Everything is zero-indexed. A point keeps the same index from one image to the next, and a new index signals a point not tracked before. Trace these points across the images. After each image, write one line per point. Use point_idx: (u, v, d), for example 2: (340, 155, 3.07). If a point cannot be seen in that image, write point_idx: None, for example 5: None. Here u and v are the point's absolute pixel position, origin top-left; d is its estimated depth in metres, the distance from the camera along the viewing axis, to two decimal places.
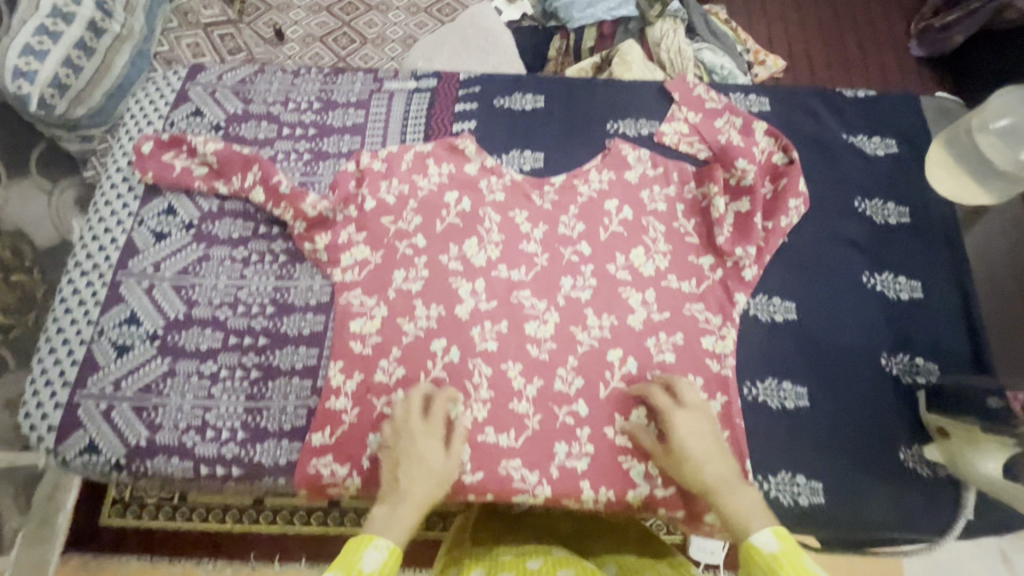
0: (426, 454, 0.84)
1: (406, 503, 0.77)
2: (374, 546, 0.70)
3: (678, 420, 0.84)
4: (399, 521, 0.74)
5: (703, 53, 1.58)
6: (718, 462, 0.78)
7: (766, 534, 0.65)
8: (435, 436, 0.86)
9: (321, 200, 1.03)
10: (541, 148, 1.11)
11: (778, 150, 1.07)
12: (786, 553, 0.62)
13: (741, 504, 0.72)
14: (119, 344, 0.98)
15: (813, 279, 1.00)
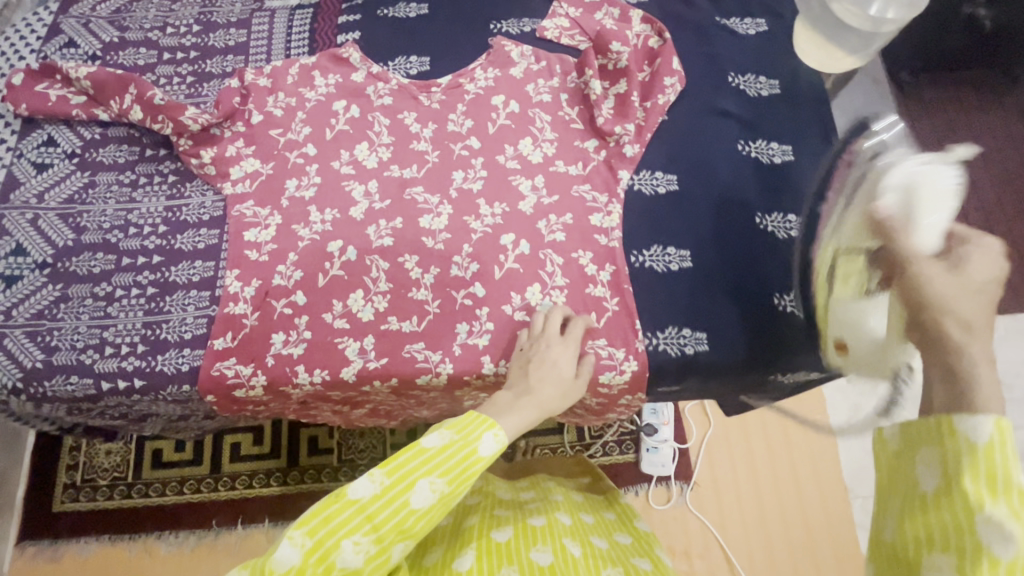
0: (560, 363, 0.85)
1: (531, 405, 0.78)
2: (493, 431, 0.72)
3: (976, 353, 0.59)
4: (519, 412, 0.76)
5: None
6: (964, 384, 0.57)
7: (985, 422, 0.53)
8: (569, 344, 0.88)
9: (203, 114, 1.01)
10: (427, 52, 1.12)
11: (654, 34, 1.10)
12: (1003, 450, 0.52)
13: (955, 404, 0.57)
14: (6, 276, 0.96)
15: (693, 152, 1.05)
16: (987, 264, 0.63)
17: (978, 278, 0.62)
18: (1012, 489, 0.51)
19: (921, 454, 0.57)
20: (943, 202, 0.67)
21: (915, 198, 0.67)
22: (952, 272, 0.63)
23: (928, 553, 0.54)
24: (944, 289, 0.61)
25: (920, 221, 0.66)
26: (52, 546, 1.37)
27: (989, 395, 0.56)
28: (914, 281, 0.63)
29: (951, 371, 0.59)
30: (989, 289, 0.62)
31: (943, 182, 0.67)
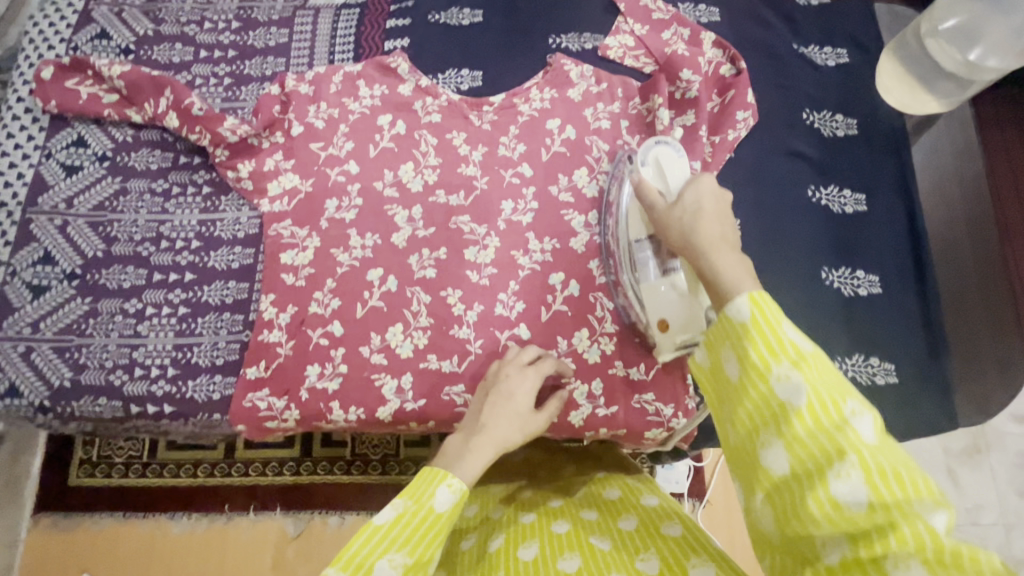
0: (517, 395, 0.79)
1: (490, 443, 0.73)
2: (447, 483, 0.67)
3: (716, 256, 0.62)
4: (472, 457, 0.71)
5: None
6: (727, 232, 0.66)
7: (739, 301, 0.55)
8: (527, 373, 0.82)
9: (242, 125, 0.96)
10: (479, 65, 1.05)
11: (726, 61, 1.02)
12: (763, 314, 0.53)
13: (732, 269, 0.60)
14: (35, 285, 0.92)
15: (760, 194, 0.99)
16: (710, 189, 0.70)
17: (704, 200, 0.69)
18: (786, 345, 0.52)
19: (721, 357, 0.57)
20: (685, 173, 0.81)
21: (660, 166, 0.82)
22: (671, 207, 0.72)
23: (767, 451, 0.52)
24: (671, 219, 0.70)
25: (671, 180, 0.80)
26: (67, 519, 1.32)
27: (737, 276, 0.59)
28: (659, 218, 0.73)
29: (698, 249, 0.64)
30: (712, 207, 0.68)
31: (675, 171, 0.81)
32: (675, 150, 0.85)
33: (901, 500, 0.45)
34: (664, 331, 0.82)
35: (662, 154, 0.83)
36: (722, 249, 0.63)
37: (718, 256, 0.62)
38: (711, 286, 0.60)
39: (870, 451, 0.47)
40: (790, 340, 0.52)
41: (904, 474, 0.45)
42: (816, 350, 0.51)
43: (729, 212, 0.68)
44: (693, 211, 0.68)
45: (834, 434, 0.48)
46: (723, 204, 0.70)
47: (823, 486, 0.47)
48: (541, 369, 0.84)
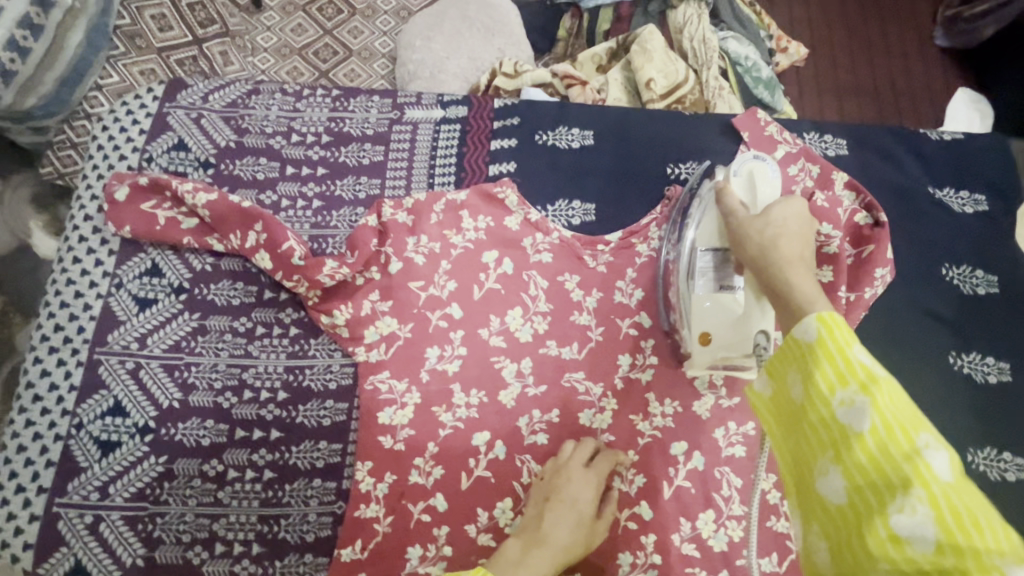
0: (578, 498, 0.77)
1: (546, 557, 0.71)
2: None
3: (783, 245, 0.67)
4: (527, 572, 0.68)
5: (729, 42, 1.57)
6: (802, 247, 0.68)
7: (807, 322, 0.53)
8: (593, 476, 0.80)
9: (341, 267, 0.86)
10: (591, 195, 0.96)
11: (861, 207, 0.94)
12: (830, 334, 0.51)
13: (803, 287, 0.61)
14: (103, 441, 0.83)
15: (895, 360, 0.91)
16: (796, 210, 0.73)
17: (789, 221, 0.71)
18: (856, 367, 0.49)
19: (785, 371, 0.55)
20: (774, 195, 0.80)
21: (753, 179, 0.80)
22: (755, 216, 0.73)
23: (822, 478, 0.51)
24: (754, 225, 0.72)
25: (759, 201, 0.79)
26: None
27: (809, 293, 0.60)
28: (739, 224, 0.74)
29: (770, 261, 0.66)
30: (792, 225, 0.70)
31: (766, 191, 0.80)
32: (771, 169, 0.82)
33: (984, 547, 0.40)
34: (704, 344, 0.81)
35: (757, 169, 0.81)
36: (795, 264, 0.65)
37: (793, 273, 0.63)
38: (784, 302, 0.61)
39: (943, 490, 0.43)
40: (861, 364, 0.49)
41: (985, 519, 0.41)
42: (889, 376, 0.48)
43: (805, 229, 0.71)
44: (770, 223, 0.71)
45: (900, 464, 0.45)
46: (806, 226, 0.72)
47: (882, 518, 0.45)
48: (599, 470, 0.81)
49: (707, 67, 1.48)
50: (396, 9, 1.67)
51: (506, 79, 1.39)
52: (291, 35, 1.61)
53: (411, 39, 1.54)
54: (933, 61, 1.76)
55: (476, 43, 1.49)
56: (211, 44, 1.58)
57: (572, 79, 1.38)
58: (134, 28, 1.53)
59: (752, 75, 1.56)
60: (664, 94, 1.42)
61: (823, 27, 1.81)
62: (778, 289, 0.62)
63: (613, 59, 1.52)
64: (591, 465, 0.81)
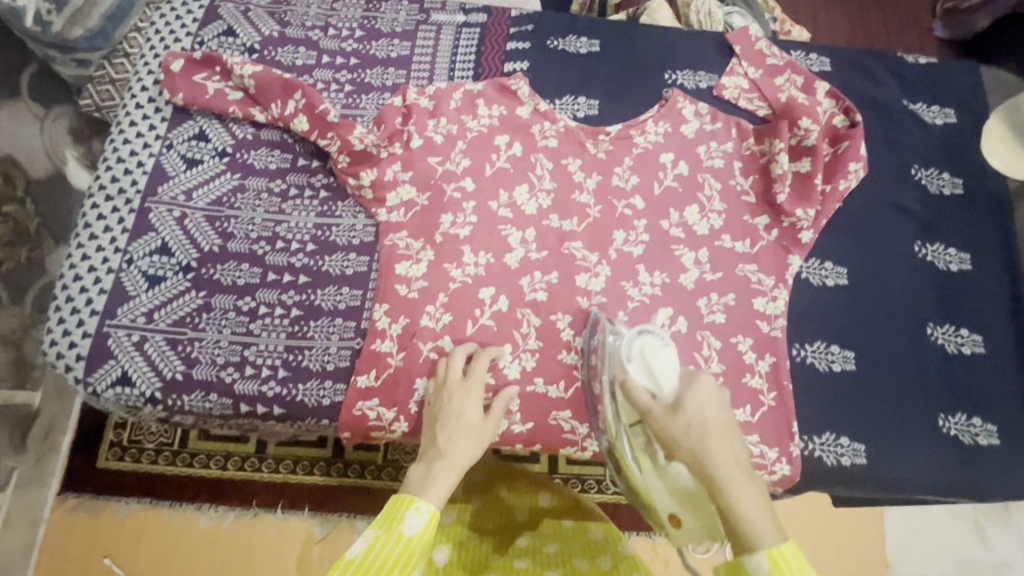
0: (466, 409, 0.81)
1: (449, 466, 0.73)
2: (415, 508, 0.66)
3: (714, 449, 0.61)
4: (438, 481, 0.70)
5: (733, 16, 1.65)
6: (729, 439, 0.63)
7: (760, 559, 0.52)
8: (469, 386, 0.85)
9: (369, 134, 0.97)
10: (596, 94, 1.07)
11: (839, 111, 1.04)
12: (785, 566, 0.51)
13: (747, 509, 0.57)
14: (151, 275, 0.93)
15: (866, 246, 0.99)
16: (712, 405, 0.65)
17: (707, 411, 0.65)
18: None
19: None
20: (677, 368, 0.72)
21: (648, 362, 0.72)
22: (669, 414, 0.66)
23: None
24: (675, 431, 0.64)
25: (663, 383, 0.70)
26: (92, 502, 1.31)
27: (761, 526, 0.56)
28: (658, 424, 0.67)
29: (708, 456, 0.61)
30: (714, 417, 0.64)
31: (662, 354, 0.73)
32: (660, 338, 0.77)
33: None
34: (675, 525, 0.74)
35: (649, 346, 0.74)
36: (738, 477, 0.60)
37: (738, 492, 0.58)
38: (734, 533, 0.56)
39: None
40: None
41: None
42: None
43: (724, 413, 0.65)
44: (690, 414, 0.65)
45: None
46: (723, 408, 0.67)
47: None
48: (475, 385, 0.85)
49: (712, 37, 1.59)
50: None
51: None
52: None
53: None
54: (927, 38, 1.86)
55: None
56: None
57: None
58: None
59: None
60: None
61: (827, 13, 1.88)
62: (731, 528, 0.57)
63: None
64: (472, 373, 0.86)
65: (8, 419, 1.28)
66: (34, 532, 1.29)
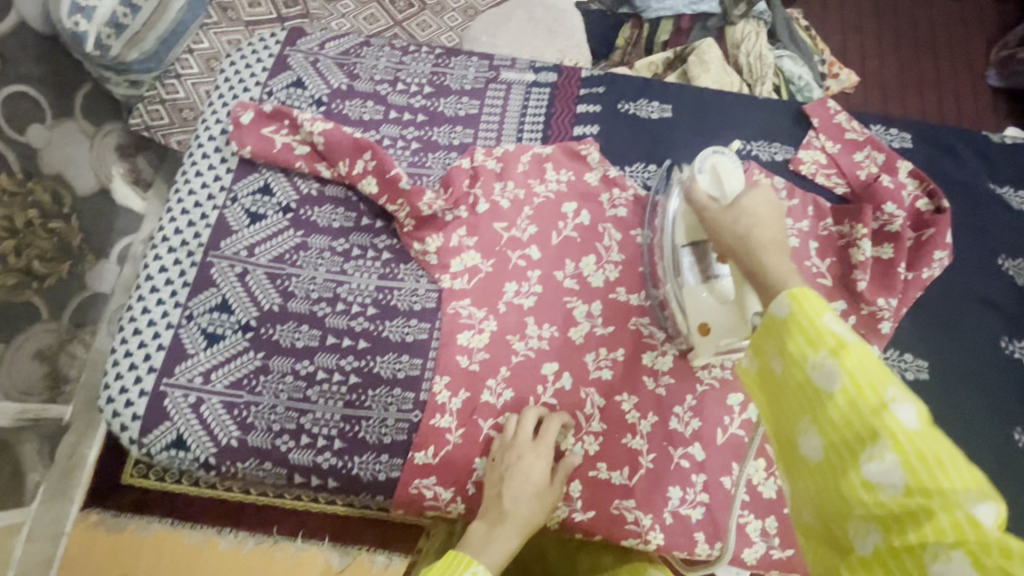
0: (533, 475, 0.81)
1: (512, 530, 0.75)
2: (471, 570, 0.65)
3: (756, 237, 0.68)
4: (495, 546, 0.73)
5: (784, 60, 1.64)
6: (774, 232, 0.69)
7: (780, 299, 0.58)
8: (541, 453, 0.83)
9: (437, 200, 0.94)
10: (668, 162, 1.03)
11: (923, 194, 0.99)
12: (799, 308, 0.56)
13: (779, 271, 0.63)
14: (210, 333, 0.91)
15: (948, 338, 0.95)
16: (762, 201, 0.71)
17: (757, 208, 0.71)
18: (826, 334, 0.54)
19: (765, 348, 0.60)
20: (744, 184, 0.78)
21: (718, 175, 0.78)
22: (724, 210, 0.73)
23: (806, 436, 0.56)
24: (724, 220, 0.72)
25: (727, 189, 0.77)
26: (114, 518, 1.35)
27: (788, 276, 0.62)
28: (712, 219, 0.74)
29: (749, 242, 0.68)
30: (761, 210, 0.70)
31: (732, 179, 0.78)
32: (731, 160, 0.81)
33: (947, 484, 0.46)
34: (704, 334, 0.83)
35: (721, 163, 0.80)
36: (774, 250, 0.66)
37: (769, 256, 0.65)
38: (763, 286, 0.63)
39: (909, 438, 0.48)
40: (832, 334, 0.54)
41: (948, 461, 0.46)
42: (859, 343, 0.53)
43: (773, 212, 0.71)
44: (743, 204, 0.71)
45: (870, 421, 0.50)
46: (778, 212, 0.71)
47: (856, 470, 0.51)
48: (545, 445, 0.84)
49: (761, 82, 1.57)
50: (464, 7, 1.72)
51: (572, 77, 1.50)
52: (364, 23, 1.67)
53: (477, 34, 1.63)
54: (982, 93, 1.81)
55: (537, 42, 1.58)
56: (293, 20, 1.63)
57: None
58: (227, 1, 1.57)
59: (804, 93, 1.63)
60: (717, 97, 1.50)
61: (877, 60, 1.84)
62: (758, 278, 0.64)
63: (670, 69, 1.61)
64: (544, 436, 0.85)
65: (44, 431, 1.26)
66: (55, 546, 1.30)
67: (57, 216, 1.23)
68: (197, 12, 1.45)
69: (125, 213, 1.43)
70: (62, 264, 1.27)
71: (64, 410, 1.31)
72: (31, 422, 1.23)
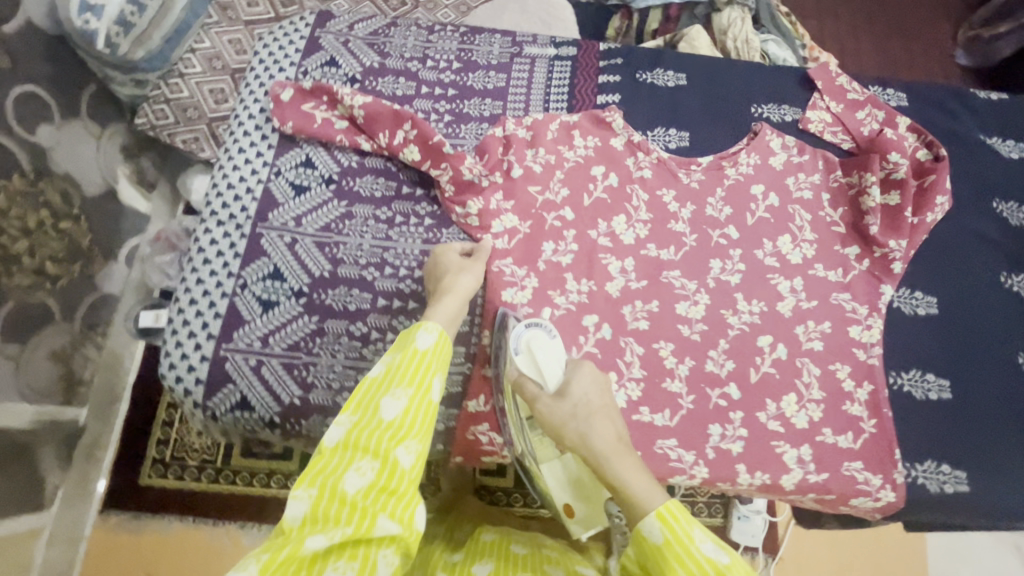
0: (445, 262, 0.90)
1: (454, 296, 0.82)
2: (425, 329, 0.74)
3: (597, 435, 0.71)
4: (441, 312, 0.78)
5: (769, 44, 1.69)
6: (608, 416, 0.74)
7: (650, 521, 0.63)
8: (446, 247, 0.92)
9: (477, 164, 1.00)
10: (687, 126, 1.10)
11: (922, 146, 1.08)
12: (673, 532, 0.61)
13: (632, 476, 0.67)
14: (264, 300, 0.94)
15: (955, 277, 1.02)
16: (588, 388, 0.77)
17: (588, 392, 0.77)
18: (704, 562, 0.59)
19: (652, 572, 0.63)
20: (560, 358, 0.80)
21: (534, 356, 0.79)
22: (557, 401, 0.76)
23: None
24: (562, 415, 0.75)
25: (549, 375, 0.79)
26: (132, 520, 1.36)
27: (639, 483, 0.66)
28: (545, 411, 0.76)
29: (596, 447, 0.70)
30: (594, 397, 0.76)
31: (548, 352, 0.80)
32: (547, 332, 0.82)
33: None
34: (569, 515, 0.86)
35: (535, 341, 0.81)
36: (622, 451, 0.70)
37: (617, 463, 0.68)
38: (622, 499, 0.66)
39: None
40: (707, 559, 0.59)
41: None
42: (730, 559, 0.59)
43: (600, 394, 0.78)
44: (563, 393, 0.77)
45: None
46: (603, 392, 0.79)
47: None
48: (452, 246, 0.94)
49: None
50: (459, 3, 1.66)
51: None
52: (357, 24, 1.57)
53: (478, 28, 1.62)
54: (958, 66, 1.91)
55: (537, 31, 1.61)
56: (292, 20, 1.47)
57: None
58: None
59: None
60: None
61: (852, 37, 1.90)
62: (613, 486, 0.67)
63: None
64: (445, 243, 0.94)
65: (61, 433, 1.28)
66: (74, 550, 1.33)
67: (67, 217, 1.24)
68: (199, 10, 1.34)
69: (131, 213, 1.42)
70: (73, 265, 1.27)
71: (79, 412, 1.33)
72: (48, 424, 1.25)
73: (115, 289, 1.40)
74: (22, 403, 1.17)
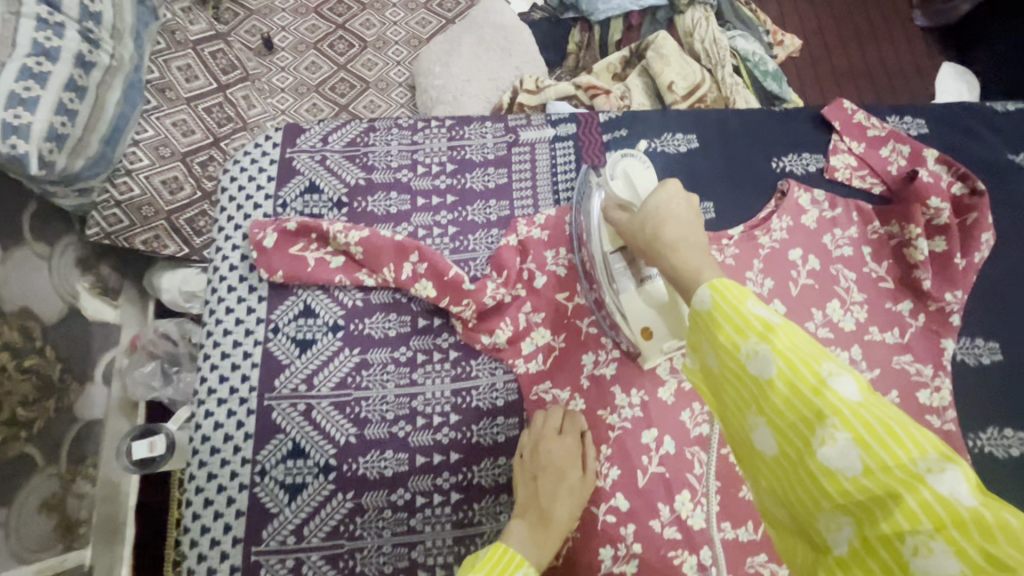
0: (567, 470, 0.80)
1: (553, 529, 0.75)
2: (523, 573, 0.67)
3: (669, 232, 0.68)
4: (540, 548, 0.73)
5: (737, 40, 1.53)
6: (691, 231, 0.69)
7: (703, 291, 0.55)
8: (567, 438, 0.83)
9: (499, 288, 0.91)
10: (708, 195, 1.02)
11: (954, 178, 1.01)
12: (723, 300, 0.53)
13: (700, 260, 0.63)
14: (289, 484, 0.84)
15: (1014, 320, 0.97)
16: (671, 197, 0.72)
17: (666, 204, 0.72)
18: (752, 321, 0.50)
19: (696, 342, 0.56)
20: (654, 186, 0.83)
21: (630, 179, 0.83)
22: (635, 218, 0.74)
23: (753, 433, 0.51)
24: (637, 224, 0.73)
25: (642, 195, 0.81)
26: None
27: (696, 272, 0.61)
28: (627, 226, 0.76)
29: (663, 256, 0.67)
30: (681, 210, 0.71)
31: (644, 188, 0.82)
32: (641, 161, 0.86)
33: (902, 456, 0.42)
34: (648, 339, 0.83)
35: (631, 168, 0.85)
36: (684, 248, 0.66)
37: (676, 254, 0.65)
38: (682, 285, 0.62)
39: (853, 412, 0.44)
40: (757, 316, 0.50)
41: (898, 430, 0.43)
42: (784, 322, 0.50)
43: (688, 206, 0.72)
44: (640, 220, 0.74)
45: (812, 399, 0.46)
46: (691, 207, 0.72)
47: (812, 457, 0.45)
48: (570, 436, 0.84)
49: (721, 65, 1.44)
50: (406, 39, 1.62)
51: (527, 94, 1.40)
52: (307, 73, 1.57)
53: (430, 64, 1.50)
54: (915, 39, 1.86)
55: (493, 61, 1.46)
56: (236, 88, 1.37)
57: (597, 88, 1.37)
58: (163, 80, 1.27)
59: (761, 68, 1.52)
60: (685, 95, 1.40)
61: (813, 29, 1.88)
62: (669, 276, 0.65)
63: (627, 67, 1.51)
64: (565, 430, 0.85)
65: None
66: None
67: (31, 351, 1.05)
68: (134, 98, 1.19)
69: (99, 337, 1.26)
70: (47, 404, 1.09)
71: (83, 555, 1.16)
72: None
73: (97, 412, 1.23)
74: (22, 568, 0.99)
